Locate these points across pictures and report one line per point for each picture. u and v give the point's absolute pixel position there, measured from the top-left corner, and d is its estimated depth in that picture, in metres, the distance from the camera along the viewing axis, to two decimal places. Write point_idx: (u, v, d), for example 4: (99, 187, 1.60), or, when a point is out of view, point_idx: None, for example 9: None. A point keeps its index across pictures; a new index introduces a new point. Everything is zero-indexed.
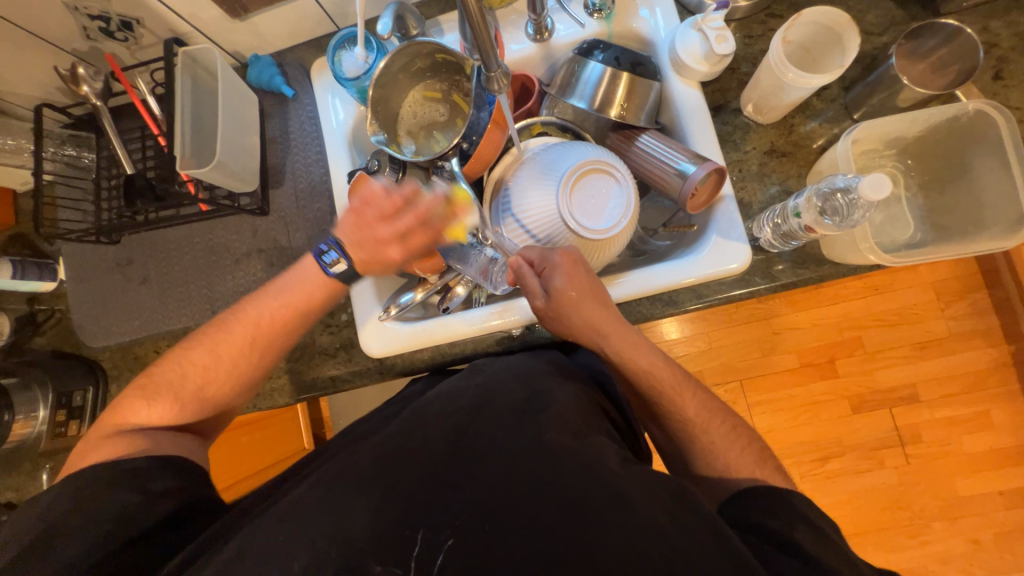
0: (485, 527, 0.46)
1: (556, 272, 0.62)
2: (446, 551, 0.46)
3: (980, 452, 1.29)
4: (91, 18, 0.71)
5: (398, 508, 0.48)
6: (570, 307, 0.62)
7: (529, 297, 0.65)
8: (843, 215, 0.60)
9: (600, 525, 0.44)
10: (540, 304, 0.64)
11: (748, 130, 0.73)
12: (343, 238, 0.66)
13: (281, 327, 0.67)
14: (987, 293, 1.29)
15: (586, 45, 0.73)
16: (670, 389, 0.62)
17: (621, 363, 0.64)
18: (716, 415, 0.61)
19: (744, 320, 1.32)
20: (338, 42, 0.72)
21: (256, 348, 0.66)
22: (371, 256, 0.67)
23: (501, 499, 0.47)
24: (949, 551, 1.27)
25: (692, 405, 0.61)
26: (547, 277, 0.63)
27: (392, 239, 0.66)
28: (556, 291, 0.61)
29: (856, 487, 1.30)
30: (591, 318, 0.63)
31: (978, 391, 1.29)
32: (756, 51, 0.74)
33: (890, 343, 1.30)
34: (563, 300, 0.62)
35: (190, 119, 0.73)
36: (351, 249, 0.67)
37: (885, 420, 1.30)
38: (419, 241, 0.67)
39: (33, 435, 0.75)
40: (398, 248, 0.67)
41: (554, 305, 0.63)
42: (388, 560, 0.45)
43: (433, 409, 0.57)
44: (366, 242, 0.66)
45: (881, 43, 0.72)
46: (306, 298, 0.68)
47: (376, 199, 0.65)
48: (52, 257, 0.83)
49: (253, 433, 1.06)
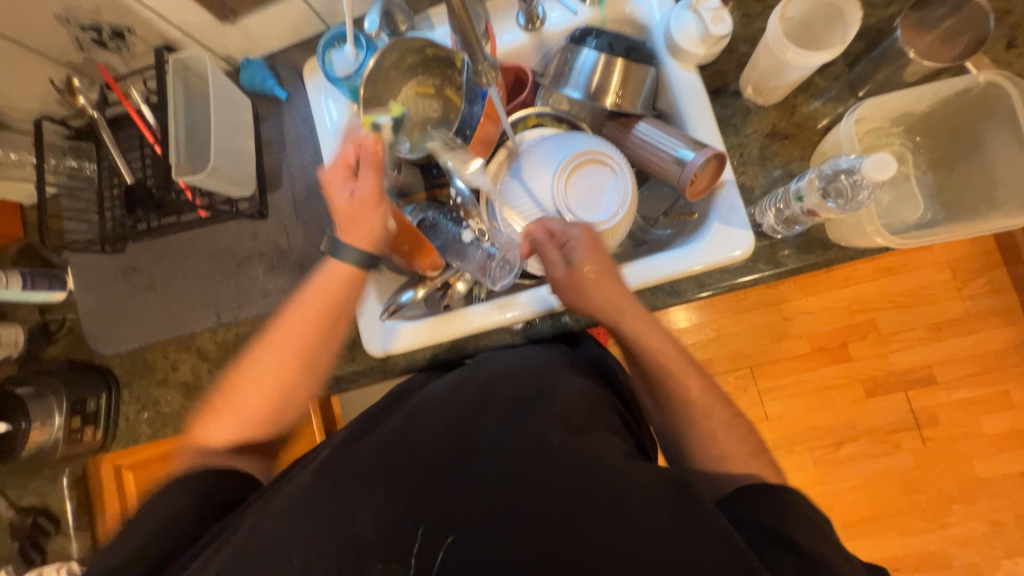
0: (487, 524, 0.46)
1: (578, 246, 0.62)
2: (446, 549, 0.46)
3: (1000, 432, 1.26)
4: (83, 29, 0.71)
5: (399, 504, 0.48)
6: (589, 283, 0.60)
7: (547, 268, 0.63)
8: (848, 197, 0.58)
9: (598, 518, 0.44)
10: (558, 276, 0.62)
11: (748, 113, 0.70)
12: (349, 242, 0.63)
13: (307, 349, 0.62)
14: (1005, 271, 1.25)
15: (579, 32, 0.71)
16: (666, 379, 0.61)
17: (632, 341, 0.62)
18: (705, 402, 0.60)
19: (753, 307, 1.30)
20: (328, 41, 0.71)
21: (286, 372, 0.61)
22: (369, 227, 0.62)
23: (501, 496, 0.47)
24: (968, 534, 1.25)
25: (678, 390, 0.61)
26: (568, 250, 0.62)
27: (354, 195, 0.63)
28: (578, 263, 0.60)
29: (871, 472, 1.28)
30: (608, 294, 0.61)
31: (997, 371, 1.26)
32: (755, 30, 0.72)
33: (904, 324, 1.27)
34: (584, 272, 0.60)
35: (184, 124, 0.72)
36: (346, 234, 0.63)
37: (900, 404, 1.28)
38: (372, 176, 0.62)
39: (49, 442, 0.76)
40: (368, 200, 0.62)
41: (574, 279, 0.61)
42: (389, 559, 0.46)
43: (431, 404, 0.57)
44: (357, 220, 0.63)
45: (887, 15, 0.69)
46: (336, 311, 0.63)
47: (329, 182, 0.64)
48: (61, 267, 0.85)
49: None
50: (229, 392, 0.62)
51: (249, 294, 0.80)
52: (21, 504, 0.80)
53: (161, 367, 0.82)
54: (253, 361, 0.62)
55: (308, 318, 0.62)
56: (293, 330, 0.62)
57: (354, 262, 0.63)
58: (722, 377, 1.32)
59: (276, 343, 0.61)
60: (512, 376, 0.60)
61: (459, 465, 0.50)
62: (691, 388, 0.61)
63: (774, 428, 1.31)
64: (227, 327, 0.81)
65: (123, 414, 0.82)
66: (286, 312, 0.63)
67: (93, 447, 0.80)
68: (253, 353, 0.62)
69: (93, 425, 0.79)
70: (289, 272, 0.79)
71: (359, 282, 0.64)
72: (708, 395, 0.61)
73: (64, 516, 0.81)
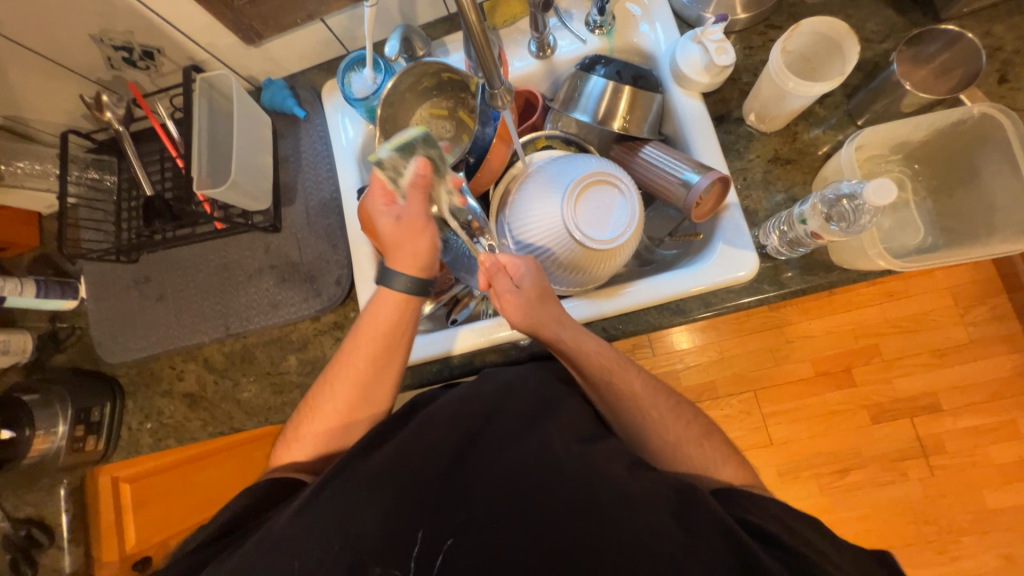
0: (488, 528, 0.49)
1: (527, 270, 0.64)
2: (444, 551, 0.49)
3: (1009, 462, 1.24)
4: (115, 49, 0.74)
5: (399, 511, 0.50)
6: (536, 304, 0.62)
7: (501, 293, 0.62)
8: (850, 220, 0.60)
9: (596, 526, 0.47)
10: (514, 299, 0.62)
11: (751, 139, 0.73)
12: (395, 267, 0.63)
13: (364, 375, 0.63)
14: (1007, 298, 1.26)
15: (587, 61, 0.75)
16: (610, 380, 0.62)
17: (577, 359, 0.62)
18: (652, 393, 0.62)
19: (756, 329, 1.30)
20: (348, 64, 0.75)
21: (351, 399, 0.63)
22: (414, 252, 0.63)
23: (506, 508, 0.49)
24: (980, 568, 1.23)
25: (625, 389, 0.62)
26: (519, 274, 0.63)
27: (397, 224, 0.62)
28: (530, 282, 0.63)
29: (880, 500, 1.26)
30: (553, 312, 0.63)
31: (1003, 399, 1.25)
32: (757, 62, 0.75)
33: (907, 350, 1.27)
34: (537, 291, 0.63)
35: (206, 139, 0.75)
36: (397, 261, 0.63)
37: (906, 431, 1.27)
38: (419, 200, 0.62)
39: (53, 450, 0.76)
40: (415, 225, 0.63)
41: (526, 300, 0.62)
42: (388, 564, 0.48)
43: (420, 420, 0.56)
44: (403, 244, 0.63)
45: (882, 50, 0.72)
46: (392, 339, 0.64)
47: (372, 204, 0.64)
48: (75, 276, 0.86)
49: (209, 469, 0.84)
50: (296, 426, 0.65)
51: (258, 305, 0.81)
52: (18, 514, 0.79)
53: (166, 376, 0.83)
54: (323, 388, 0.65)
55: (367, 344, 0.63)
56: (354, 357, 0.63)
57: (400, 286, 0.63)
58: (726, 401, 1.31)
59: (341, 369, 0.64)
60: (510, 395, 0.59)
61: (463, 478, 0.52)
62: (634, 383, 0.62)
63: (779, 453, 1.30)
64: (235, 338, 0.82)
65: (126, 423, 0.83)
66: (347, 346, 0.65)
67: (94, 457, 0.80)
68: (324, 379, 0.65)
69: (95, 434, 0.79)
70: (299, 284, 0.80)
71: (412, 308, 0.65)
72: (652, 385, 0.63)
73: (58, 528, 0.79)
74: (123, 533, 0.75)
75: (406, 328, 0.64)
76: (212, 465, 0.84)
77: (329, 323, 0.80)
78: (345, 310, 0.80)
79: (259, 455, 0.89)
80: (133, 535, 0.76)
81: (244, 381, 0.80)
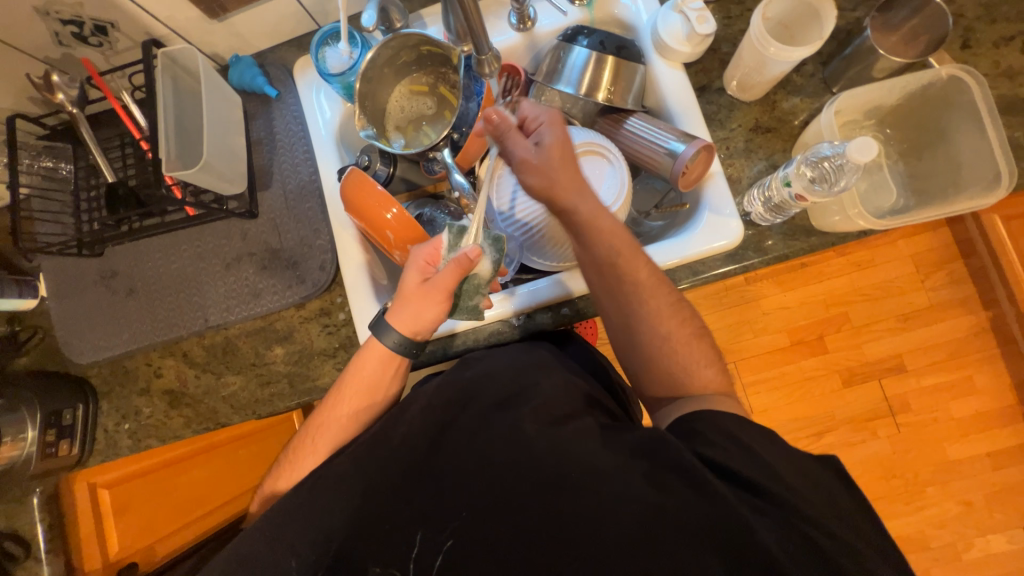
0: (486, 502, 0.49)
1: (548, 128, 0.61)
2: (445, 551, 0.48)
3: (968, 415, 1.33)
4: (63, 23, 0.68)
5: (392, 498, 0.51)
6: (556, 162, 0.60)
7: (512, 144, 0.61)
8: (830, 181, 0.63)
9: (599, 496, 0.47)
10: (524, 155, 0.60)
11: (732, 109, 0.74)
12: (392, 321, 0.62)
13: (350, 425, 0.62)
14: (964, 263, 1.33)
15: (570, 31, 0.73)
16: (618, 263, 0.60)
17: (593, 230, 0.60)
18: (656, 285, 0.61)
19: (734, 302, 1.35)
20: (322, 38, 0.72)
21: (343, 429, 0.62)
22: (417, 318, 0.62)
23: (503, 484, 0.49)
24: (944, 515, 1.31)
25: (633, 271, 0.60)
26: (538, 133, 0.61)
27: (417, 290, 0.62)
28: (548, 143, 0.60)
29: (854, 460, 1.33)
30: (573, 179, 0.60)
31: (961, 357, 1.33)
32: (736, 31, 0.76)
33: (876, 316, 1.34)
34: (553, 153, 0.60)
35: (173, 119, 0.70)
36: (396, 318, 0.62)
37: (875, 392, 1.34)
38: (451, 275, 0.60)
39: (22, 459, 0.70)
40: (435, 300, 0.61)
41: (543, 159, 0.60)
42: (386, 561, 0.48)
43: (417, 404, 0.57)
44: (410, 305, 0.62)
45: (854, 18, 0.74)
46: (377, 379, 0.64)
47: (413, 256, 0.64)
48: (33, 274, 0.80)
49: (195, 469, 0.91)
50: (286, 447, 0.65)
51: (237, 295, 0.78)
52: None
53: (141, 374, 0.79)
54: (303, 444, 0.63)
55: (363, 375, 0.63)
56: (348, 384, 0.63)
57: (392, 344, 0.62)
58: None
59: (333, 400, 0.63)
60: (499, 373, 0.60)
61: (460, 458, 0.52)
62: (642, 272, 0.60)
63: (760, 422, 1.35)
64: (215, 331, 0.78)
65: (102, 425, 0.78)
66: (334, 389, 0.64)
67: (69, 462, 0.75)
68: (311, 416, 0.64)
69: (69, 439, 0.74)
70: (281, 271, 0.77)
71: (397, 356, 0.64)
72: (657, 279, 0.61)
73: (35, 540, 0.73)
74: (105, 533, 0.77)
75: (391, 367, 0.64)
76: (196, 467, 0.91)
77: (315, 310, 0.77)
78: (331, 296, 0.78)
79: (244, 454, 0.98)
80: (116, 539, 0.78)
81: (228, 374, 0.77)
